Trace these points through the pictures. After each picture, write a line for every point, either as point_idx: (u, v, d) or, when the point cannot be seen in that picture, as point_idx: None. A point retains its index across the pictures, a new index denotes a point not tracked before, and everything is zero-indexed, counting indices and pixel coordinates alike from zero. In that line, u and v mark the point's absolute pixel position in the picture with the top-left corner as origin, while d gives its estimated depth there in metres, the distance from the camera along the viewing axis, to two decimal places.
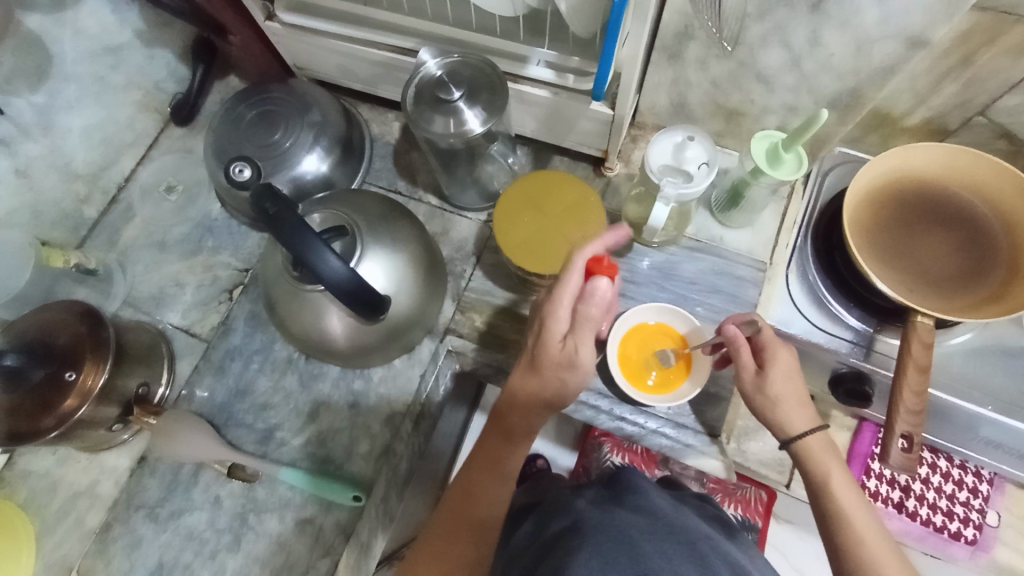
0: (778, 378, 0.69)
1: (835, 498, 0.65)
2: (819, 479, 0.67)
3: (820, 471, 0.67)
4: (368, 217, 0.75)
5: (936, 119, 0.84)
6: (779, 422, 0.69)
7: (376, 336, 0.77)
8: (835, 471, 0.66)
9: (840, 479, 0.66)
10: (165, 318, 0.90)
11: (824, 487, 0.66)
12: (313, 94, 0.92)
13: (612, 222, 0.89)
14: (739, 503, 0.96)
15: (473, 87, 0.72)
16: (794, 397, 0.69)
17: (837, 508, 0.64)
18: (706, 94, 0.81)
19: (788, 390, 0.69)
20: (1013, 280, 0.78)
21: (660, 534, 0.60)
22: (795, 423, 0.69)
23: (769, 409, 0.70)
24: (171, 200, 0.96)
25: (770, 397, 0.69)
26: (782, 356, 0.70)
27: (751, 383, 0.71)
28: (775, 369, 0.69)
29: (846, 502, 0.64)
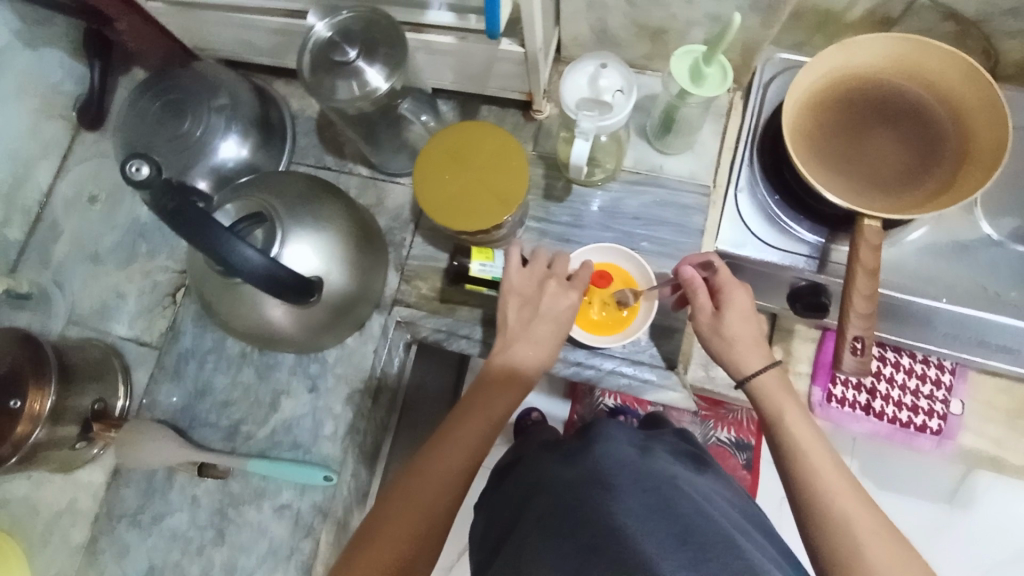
0: (734, 319, 0.69)
1: (789, 431, 0.64)
2: (773, 414, 0.66)
3: (773, 407, 0.67)
4: (288, 200, 0.72)
5: (880, 7, 0.83)
6: (733, 362, 0.69)
7: (323, 317, 0.75)
8: (789, 407, 0.66)
9: (792, 414, 0.66)
10: (113, 330, 0.89)
11: (778, 421, 0.65)
12: (218, 75, 0.87)
13: (547, 167, 0.85)
14: (732, 427, 1.05)
15: (369, 43, 0.67)
16: (748, 334, 0.69)
17: (791, 441, 0.64)
18: (625, 15, 0.76)
19: (742, 328, 0.69)
20: (961, 169, 0.76)
21: (624, 485, 0.60)
22: (748, 362, 0.69)
23: (724, 349, 0.70)
24: (97, 210, 0.93)
25: (726, 338, 0.69)
26: (737, 299, 0.69)
27: (707, 324, 0.71)
28: (731, 307, 0.69)
29: (800, 434, 0.64)
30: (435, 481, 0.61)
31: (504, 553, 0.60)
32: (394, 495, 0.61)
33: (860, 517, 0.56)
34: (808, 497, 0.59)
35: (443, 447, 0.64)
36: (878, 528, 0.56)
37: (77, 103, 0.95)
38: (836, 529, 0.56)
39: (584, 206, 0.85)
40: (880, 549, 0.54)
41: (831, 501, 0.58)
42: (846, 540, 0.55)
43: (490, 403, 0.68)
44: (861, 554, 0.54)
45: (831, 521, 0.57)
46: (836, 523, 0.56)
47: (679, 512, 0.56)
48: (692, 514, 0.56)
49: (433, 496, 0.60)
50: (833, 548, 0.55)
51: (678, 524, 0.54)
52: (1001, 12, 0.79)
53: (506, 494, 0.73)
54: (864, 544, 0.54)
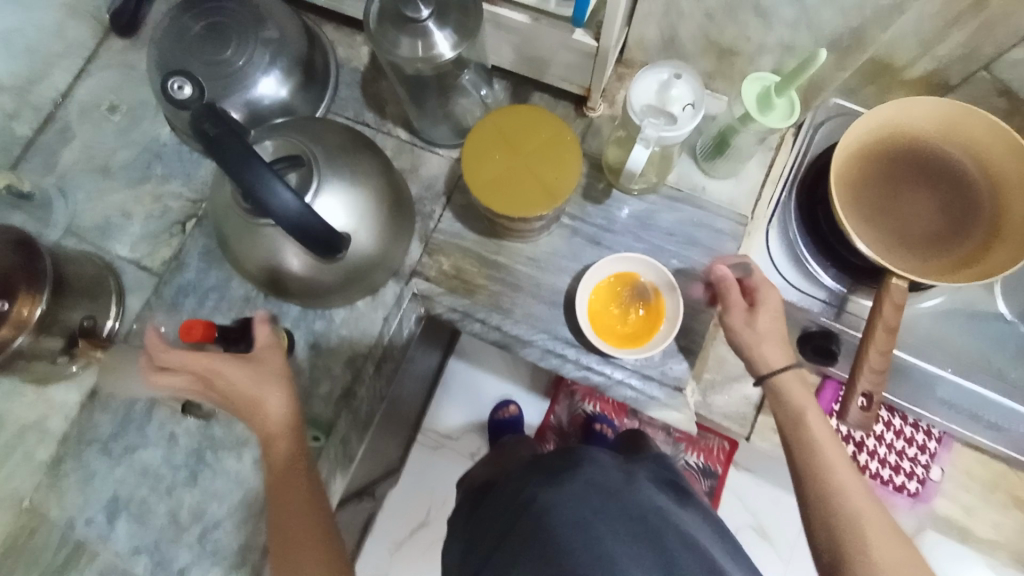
0: (765, 317, 0.69)
1: (809, 432, 0.64)
2: (794, 415, 0.65)
3: (796, 409, 0.66)
4: (327, 147, 0.69)
5: (939, 71, 0.84)
6: (759, 356, 0.68)
7: (341, 274, 0.73)
8: (810, 408, 0.65)
9: (815, 416, 0.65)
10: (113, 249, 0.85)
11: (796, 422, 0.65)
12: (268, 5, 0.83)
13: (591, 165, 0.84)
14: (701, 453, 1.05)
15: (442, 4, 0.65)
16: (778, 336, 0.69)
17: (809, 440, 0.63)
18: (699, 28, 0.75)
19: (773, 327, 0.69)
20: (991, 245, 0.77)
21: (612, 513, 0.61)
22: (775, 359, 0.68)
23: (754, 344, 0.69)
24: (115, 121, 0.88)
25: (758, 334, 0.69)
26: (770, 297, 0.70)
27: (739, 321, 0.70)
28: (766, 305, 0.69)
29: (817, 433, 0.64)
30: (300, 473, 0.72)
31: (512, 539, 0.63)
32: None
33: (871, 521, 0.58)
34: (819, 500, 0.60)
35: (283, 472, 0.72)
36: (884, 529, 0.58)
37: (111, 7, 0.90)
38: (848, 532, 0.58)
39: (621, 212, 0.84)
40: (884, 556, 0.56)
41: (842, 507, 0.59)
42: (853, 541, 0.57)
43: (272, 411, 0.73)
44: (868, 556, 0.56)
45: (842, 523, 0.58)
46: (845, 524, 0.58)
47: (664, 543, 0.59)
48: (678, 547, 0.59)
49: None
50: (840, 549, 0.58)
51: (663, 558, 0.57)
52: None
53: (504, 495, 0.74)
54: (870, 547, 0.57)
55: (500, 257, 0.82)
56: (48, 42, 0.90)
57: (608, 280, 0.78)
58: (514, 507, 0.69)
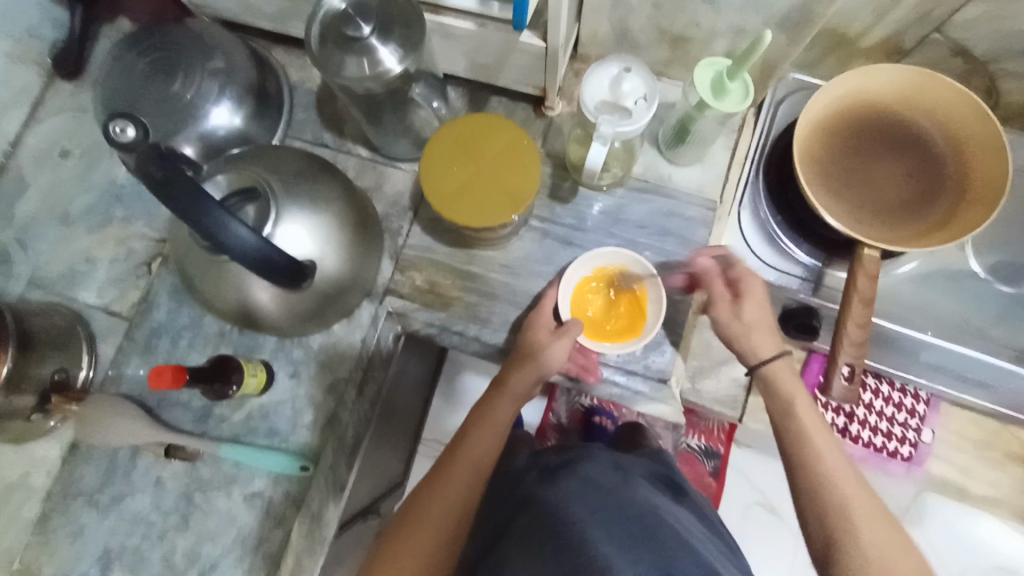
0: (751, 306, 0.71)
1: (797, 418, 0.64)
2: (784, 402, 0.66)
3: (786, 395, 0.67)
4: (283, 176, 0.68)
5: (894, 37, 0.84)
6: (748, 348, 0.70)
7: (313, 302, 0.72)
8: (801, 395, 0.66)
9: (804, 401, 0.66)
10: (80, 297, 0.83)
11: (786, 409, 0.66)
12: (213, 35, 0.81)
13: (556, 166, 0.83)
14: (702, 434, 1.05)
15: (384, 20, 0.64)
16: (765, 325, 0.71)
17: (798, 425, 0.64)
18: (649, 18, 0.75)
19: (757, 314, 0.70)
20: (960, 206, 0.77)
21: (607, 512, 0.60)
22: (764, 348, 0.70)
23: (741, 335, 0.71)
24: (69, 166, 0.87)
25: (746, 324, 0.70)
26: (754, 289, 0.71)
27: (727, 313, 0.72)
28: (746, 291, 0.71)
29: (807, 419, 0.64)
30: (472, 467, 0.65)
31: (506, 542, 0.62)
32: (424, 502, 0.63)
33: (858, 502, 0.58)
34: (811, 485, 0.60)
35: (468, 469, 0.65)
36: (870, 507, 0.58)
37: (55, 50, 0.88)
38: (837, 515, 0.58)
39: (590, 210, 0.83)
40: (875, 538, 0.56)
41: (833, 492, 0.59)
42: (844, 523, 0.57)
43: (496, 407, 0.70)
44: (857, 535, 0.56)
45: (830, 502, 0.59)
46: (836, 507, 0.58)
47: (662, 543, 0.58)
48: (674, 543, 0.58)
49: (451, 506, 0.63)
50: (828, 528, 0.58)
51: (661, 557, 0.56)
52: (1008, 53, 0.81)
53: (494, 503, 0.73)
54: (860, 527, 0.57)
55: (473, 267, 0.81)
56: None
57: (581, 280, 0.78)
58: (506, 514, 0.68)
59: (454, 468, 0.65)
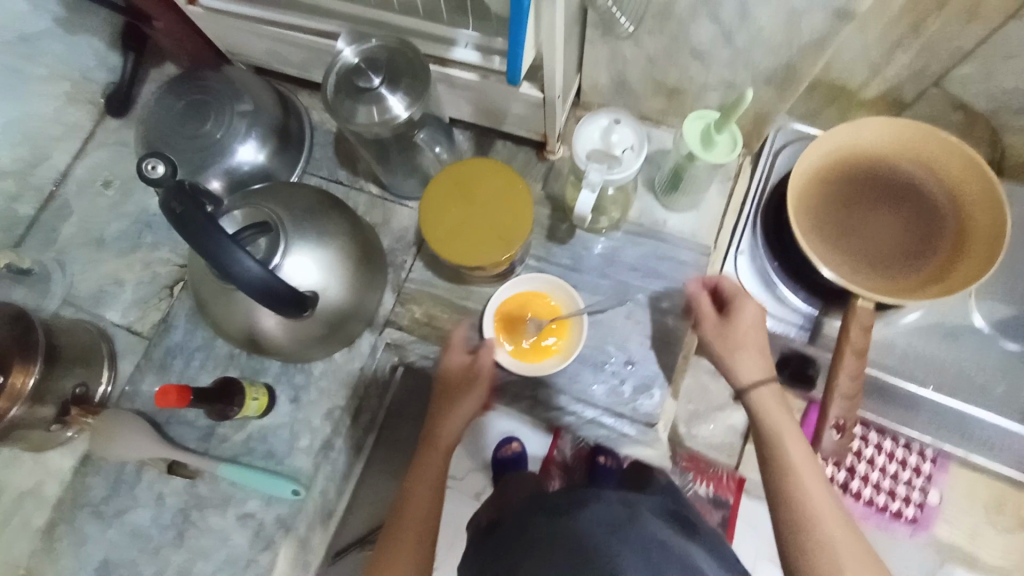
0: (744, 325, 0.70)
1: (784, 448, 0.64)
2: (771, 430, 0.66)
3: (772, 423, 0.66)
4: (294, 212, 0.73)
5: (894, 90, 0.86)
6: (733, 369, 0.70)
7: (318, 329, 0.76)
8: (786, 422, 0.66)
9: (791, 430, 0.65)
10: (106, 316, 0.90)
11: (773, 439, 0.65)
12: (245, 81, 0.89)
13: (553, 207, 0.86)
14: (711, 481, 0.91)
15: (392, 72, 0.69)
16: (755, 347, 0.70)
17: (783, 454, 0.64)
18: (645, 71, 0.79)
19: (751, 335, 0.70)
20: (958, 258, 0.77)
21: (615, 556, 0.58)
22: (751, 373, 0.69)
23: (727, 356, 0.70)
24: (108, 195, 0.95)
25: (732, 344, 0.70)
26: (748, 308, 0.70)
27: (713, 330, 0.72)
28: (736, 314, 0.71)
29: (794, 449, 0.64)
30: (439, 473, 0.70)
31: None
32: (406, 520, 0.66)
33: (842, 538, 0.58)
34: (794, 519, 0.60)
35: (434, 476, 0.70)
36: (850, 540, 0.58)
37: (107, 91, 0.99)
38: (819, 551, 0.57)
39: (585, 251, 0.85)
40: (859, 575, 0.55)
41: (815, 527, 0.58)
42: (826, 560, 0.57)
43: (443, 424, 0.74)
44: (839, 573, 0.56)
45: (810, 536, 0.58)
46: (819, 543, 0.58)
47: None
48: None
49: (427, 530, 0.66)
50: (808, 563, 0.57)
51: None
52: (1009, 107, 0.82)
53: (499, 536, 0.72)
54: (844, 566, 0.56)
55: (470, 302, 0.84)
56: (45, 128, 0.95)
57: (524, 293, 0.79)
58: (504, 541, 0.69)
59: (419, 477, 0.70)
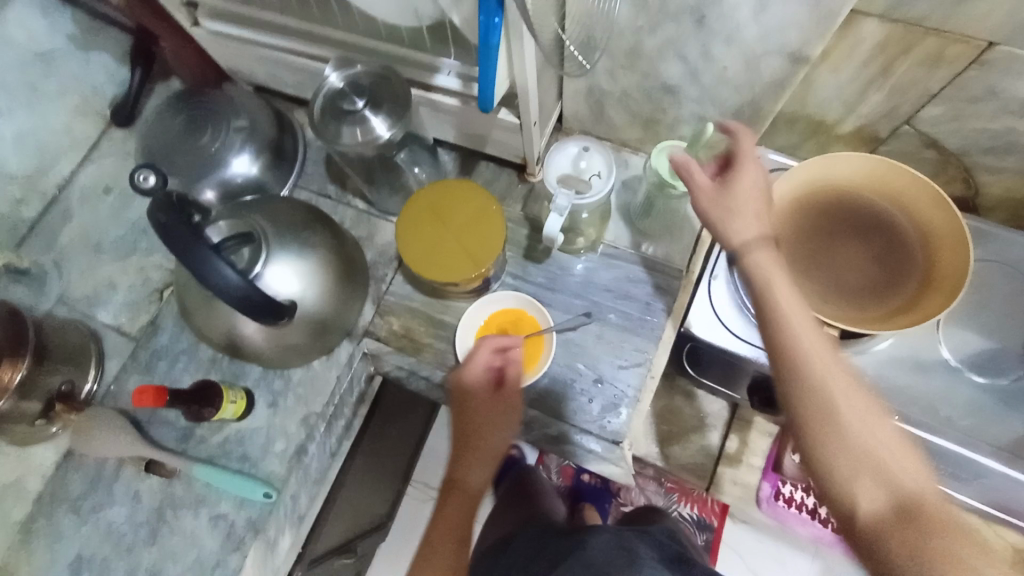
0: (741, 187, 0.60)
1: (777, 309, 0.53)
2: (762, 292, 0.55)
3: (765, 287, 0.55)
4: (278, 224, 0.77)
5: (867, 126, 0.89)
6: (727, 231, 0.59)
7: (297, 337, 0.79)
8: (781, 281, 0.55)
9: (784, 289, 0.54)
10: (98, 317, 0.93)
11: (765, 302, 0.54)
12: (242, 97, 0.93)
13: (531, 228, 0.89)
14: (696, 504, 1.02)
15: (376, 96, 0.74)
16: (753, 206, 0.59)
17: (779, 319, 0.53)
18: (621, 103, 0.82)
19: (745, 196, 0.59)
20: (923, 292, 0.79)
21: None
22: (748, 232, 0.58)
23: (722, 218, 0.60)
24: (109, 201, 0.99)
25: (730, 206, 0.59)
26: (748, 171, 0.61)
27: (709, 198, 0.61)
28: (736, 178, 0.60)
29: (789, 305, 0.53)
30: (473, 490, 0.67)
31: None
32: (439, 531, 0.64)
33: (842, 384, 0.49)
34: (789, 390, 0.51)
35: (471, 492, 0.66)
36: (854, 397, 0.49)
37: (114, 103, 1.03)
38: (822, 417, 0.48)
39: (560, 271, 0.88)
40: (861, 416, 0.48)
41: (813, 387, 0.49)
42: (825, 411, 0.48)
43: (484, 445, 0.67)
44: (841, 431, 0.48)
45: (811, 397, 0.49)
46: (819, 393, 0.49)
47: None
48: None
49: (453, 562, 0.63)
50: (808, 433, 0.49)
51: None
52: (976, 147, 0.84)
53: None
54: (842, 402, 0.48)
55: (447, 317, 0.87)
56: (54, 137, 0.99)
57: (495, 314, 0.82)
58: None
59: (458, 491, 0.66)
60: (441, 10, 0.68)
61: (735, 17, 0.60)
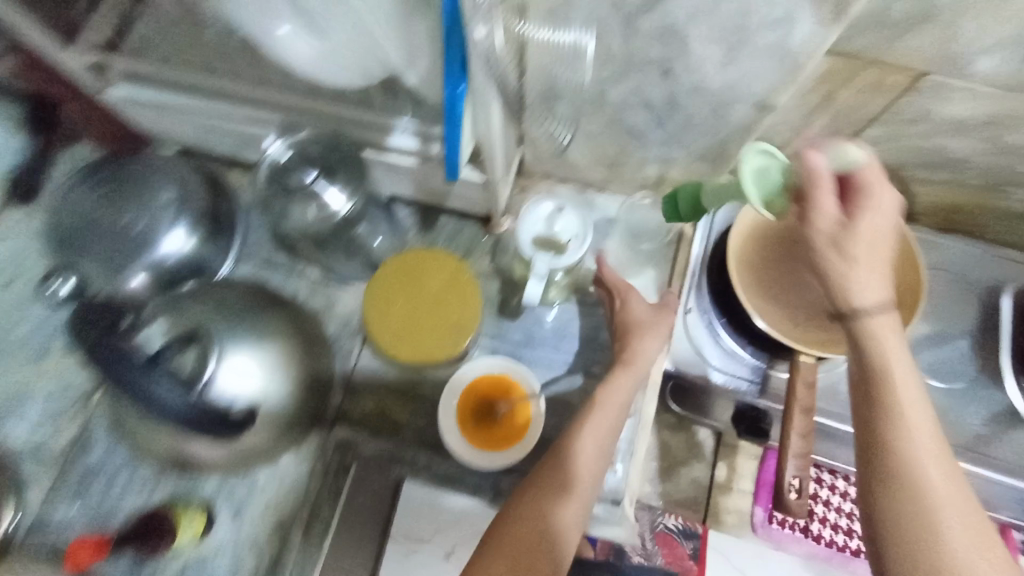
0: (868, 225, 0.52)
1: (891, 386, 0.51)
2: (874, 363, 0.52)
3: (879, 359, 0.52)
4: (228, 315, 0.69)
5: (815, 147, 0.91)
6: (847, 282, 0.52)
7: (261, 439, 0.71)
8: (899, 352, 0.52)
9: (899, 366, 0.52)
10: (10, 435, 0.79)
11: (876, 377, 0.52)
12: (164, 166, 0.82)
13: (502, 282, 0.85)
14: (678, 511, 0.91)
15: (327, 165, 0.68)
16: (877, 254, 0.53)
17: (893, 397, 0.51)
18: (584, 147, 0.79)
19: (873, 241, 0.52)
20: None
21: None
22: (872, 290, 0.52)
23: (839, 262, 0.52)
24: (11, 294, 0.85)
25: (851, 252, 0.52)
26: (885, 204, 0.53)
27: (829, 232, 0.53)
28: (870, 221, 0.53)
29: (902, 386, 0.51)
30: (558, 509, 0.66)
31: None
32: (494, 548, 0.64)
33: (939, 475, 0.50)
34: (885, 471, 0.50)
35: (548, 505, 0.66)
36: (952, 491, 0.50)
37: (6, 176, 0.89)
38: (917, 504, 0.49)
39: (538, 324, 0.84)
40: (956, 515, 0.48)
41: (914, 471, 0.49)
42: (920, 502, 0.49)
43: (562, 481, 0.67)
44: (936, 524, 0.48)
45: (911, 482, 0.49)
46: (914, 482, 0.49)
47: None
48: None
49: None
50: (898, 517, 0.49)
51: None
52: (914, 162, 0.88)
53: None
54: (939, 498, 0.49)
55: (424, 389, 0.81)
56: None
57: (479, 378, 0.77)
58: None
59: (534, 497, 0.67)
60: (390, 73, 0.62)
61: (701, 69, 0.58)
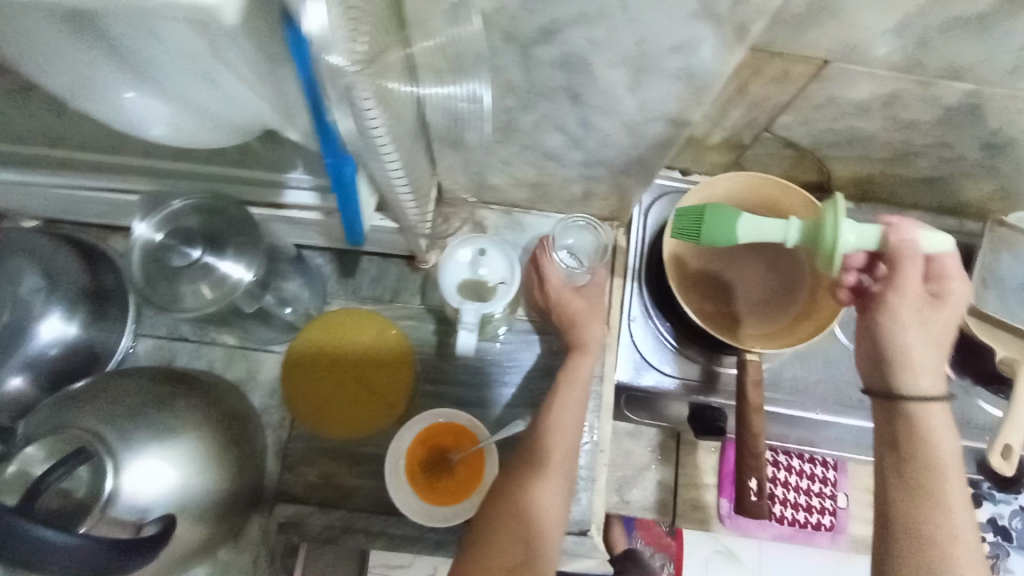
0: (935, 314, 0.56)
1: (928, 471, 0.53)
2: (919, 447, 0.54)
3: (927, 444, 0.54)
4: (124, 416, 0.60)
5: (733, 136, 0.90)
6: (904, 363, 0.55)
7: (187, 545, 0.63)
8: (945, 436, 0.55)
9: (947, 456, 0.54)
10: None
11: (917, 459, 0.54)
12: (20, 241, 0.70)
13: (437, 321, 0.81)
14: None
15: (212, 235, 0.60)
16: (940, 343, 0.56)
17: (937, 482, 0.53)
18: (502, 171, 0.75)
19: (933, 328, 0.55)
20: (817, 294, 0.80)
21: None
22: (924, 378, 0.55)
23: (901, 339, 0.55)
24: None
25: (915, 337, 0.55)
26: (955, 293, 0.56)
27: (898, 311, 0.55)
28: (925, 311, 0.55)
29: (946, 475, 0.53)
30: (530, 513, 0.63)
31: None
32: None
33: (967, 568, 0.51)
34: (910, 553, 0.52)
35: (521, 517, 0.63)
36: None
37: None
38: None
39: (480, 360, 0.81)
40: None
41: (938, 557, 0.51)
42: None
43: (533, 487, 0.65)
44: None
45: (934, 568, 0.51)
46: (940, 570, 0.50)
47: None
48: None
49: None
50: None
51: None
52: (829, 143, 0.88)
53: None
54: None
55: (369, 448, 0.76)
56: None
57: (429, 429, 0.73)
58: None
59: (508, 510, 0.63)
60: (270, 128, 0.55)
61: (611, 93, 0.55)
